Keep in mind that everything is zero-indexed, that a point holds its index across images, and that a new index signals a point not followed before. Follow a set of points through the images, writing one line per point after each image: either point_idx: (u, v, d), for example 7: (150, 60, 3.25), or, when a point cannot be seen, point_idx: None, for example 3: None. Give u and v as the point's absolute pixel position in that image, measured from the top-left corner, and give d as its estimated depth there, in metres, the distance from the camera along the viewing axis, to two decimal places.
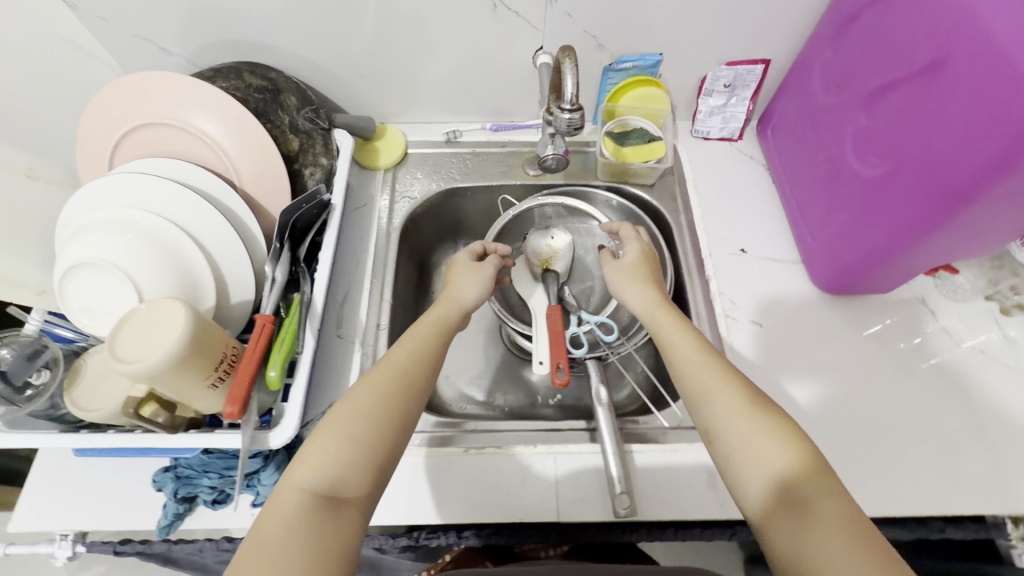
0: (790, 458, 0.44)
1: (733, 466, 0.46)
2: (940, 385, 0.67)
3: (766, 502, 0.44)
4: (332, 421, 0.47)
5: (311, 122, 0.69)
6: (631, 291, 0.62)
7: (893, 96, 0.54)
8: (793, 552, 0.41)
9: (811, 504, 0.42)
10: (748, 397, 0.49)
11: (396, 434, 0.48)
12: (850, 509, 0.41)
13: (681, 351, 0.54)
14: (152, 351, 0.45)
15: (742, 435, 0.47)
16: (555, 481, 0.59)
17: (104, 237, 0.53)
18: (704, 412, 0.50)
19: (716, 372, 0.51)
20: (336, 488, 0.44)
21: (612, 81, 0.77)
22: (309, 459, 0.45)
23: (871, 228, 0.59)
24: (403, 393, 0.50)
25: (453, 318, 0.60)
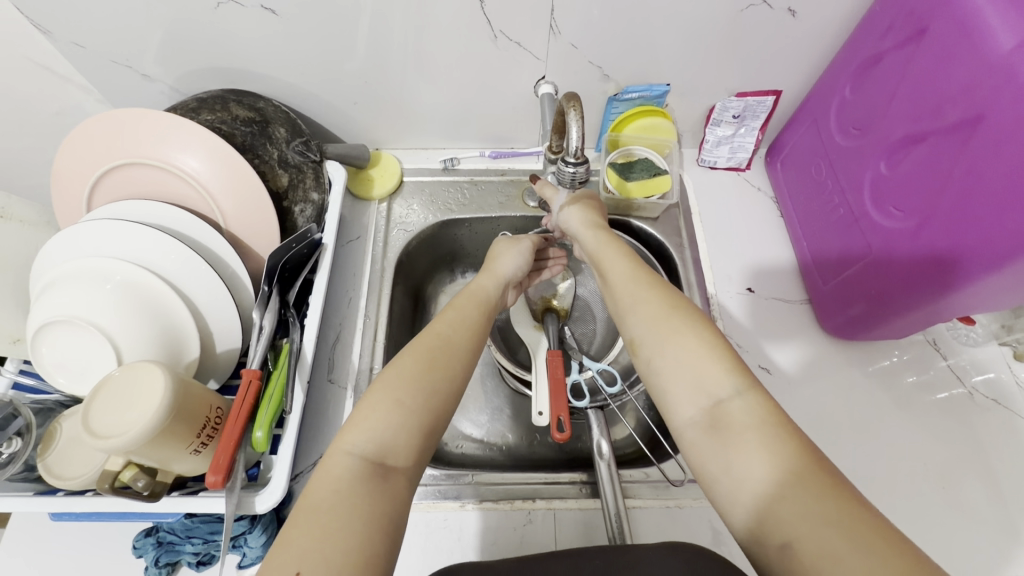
0: (707, 361, 0.43)
1: (652, 374, 0.45)
2: (952, 434, 0.64)
3: (688, 414, 0.42)
4: (380, 385, 0.45)
5: (301, 155, 0.65)
6: (576, 217, 0.61)
7: (921, 148, 0.52)
8: (712, 459, 0.40)
9: (725, 408, 0.40)
10: (667, 307, 0.47)
11: (444, 397, 0.47)
12: (764, 410, 0.39)
13: (617, 274, 0.53)
14: (132, 425, 0.42)
15: (659, 338, 0.45)
16: (554, 537, 0.57)
17: (82, 290, 0.50)
18: (629, 326, 0.49)
19: (638, 287, 0.50)
20: (384, 454, 0.42)
21: (617, 111, 0.74)
22: (359, 424, 0.43)
23: (892, 280, 0.57)
24: (447, 361, 0.49)
25: (492, 288, 0.59)
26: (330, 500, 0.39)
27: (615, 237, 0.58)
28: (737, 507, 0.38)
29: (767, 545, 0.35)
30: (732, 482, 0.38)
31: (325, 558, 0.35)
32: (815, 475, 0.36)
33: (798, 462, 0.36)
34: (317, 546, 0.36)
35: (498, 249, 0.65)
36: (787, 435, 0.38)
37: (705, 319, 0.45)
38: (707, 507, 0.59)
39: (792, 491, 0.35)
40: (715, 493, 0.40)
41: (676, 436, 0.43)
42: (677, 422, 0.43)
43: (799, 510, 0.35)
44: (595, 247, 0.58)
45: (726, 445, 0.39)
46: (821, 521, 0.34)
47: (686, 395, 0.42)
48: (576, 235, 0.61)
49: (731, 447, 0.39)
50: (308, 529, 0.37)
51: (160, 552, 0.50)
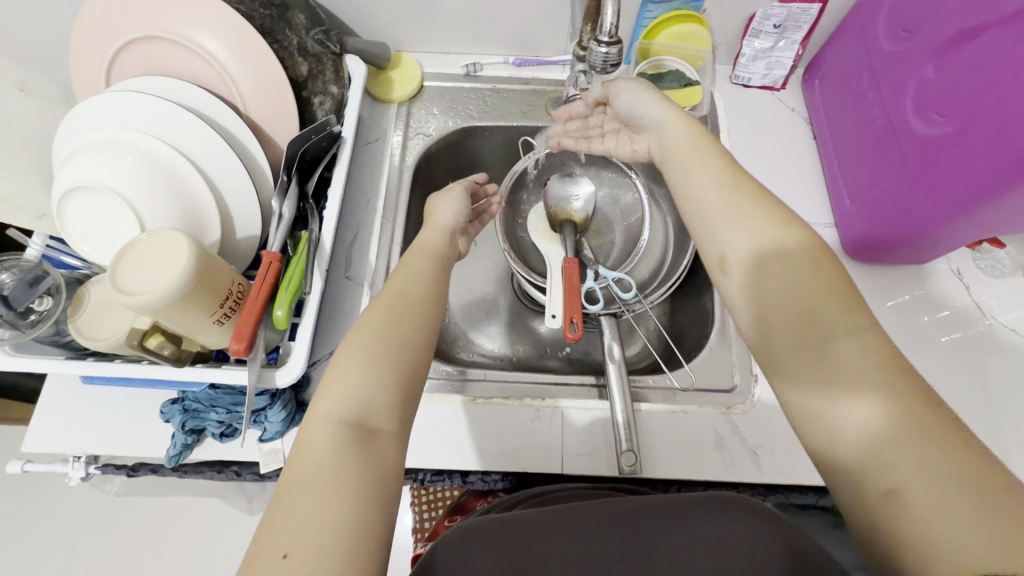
0: (818, 294, 0.40)
1: (748, 298, 0.43)
2: (964, 362, 0.64)
3: (786, 345, 0.40)
4: (346, 348, 0.44)
5: (320, 45, 0.63)
6: (651, 98, 0.54)
7: (974, 45, 0.49)
8: (812, 393, 0.38)
9: (839, 344, 0.38)
10: (772, 230, 0.43)
11: (416, 353, 0.46)
12: (885, 356, 0.37)
13: (704, 187, 0.47)
14: (159, 285, 0.43)
15: (760, 263, 0.43)
16: (562, 433, 0.59)
17: (104, 161, 0.50)
18: (715, 244, 0.46)
19: (735, 198, 0.46)
20: (363, 416, 0.41)
21: (652, 15, 0.70)
22: (333, 391, 0.42)
23: (923, 190, 0.55)
24: (412, 313, 0.48)
25: (439, 239, 0.57)
26: (311, 473, 0.38)
27: (705, 133, 0.51)
28: (830, 445, 0.36)
29: (867, 491, 0.34)
30: (826, 416, 0.37)
31: (311, 533, 0.35)
32: (936, 424, 0.34)
33: (917, 408, 0.34)
34: (305, 523, 0.35)
35: (432, 203, 0.62)
36: (902, 377, 0.36)
37: (825, 252, 0.42)
38: (713, 414, 0.60)
39: (907, 435, 0.33)
40: (807, 429, 0.38)
41: (769, 368, 0.42)
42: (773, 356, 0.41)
43: (910, 456, 0.33)
44: (666, 130, 0.52)
45: (829, 378, 0.38)
46: (937, 471, 0.32)
47: (789, 328, 0.40)
48: (656, 122, 0.53)
49: (834, 384, 0.37)
50: (294, 505, 0.36)
51: (186, 418, 0.53)
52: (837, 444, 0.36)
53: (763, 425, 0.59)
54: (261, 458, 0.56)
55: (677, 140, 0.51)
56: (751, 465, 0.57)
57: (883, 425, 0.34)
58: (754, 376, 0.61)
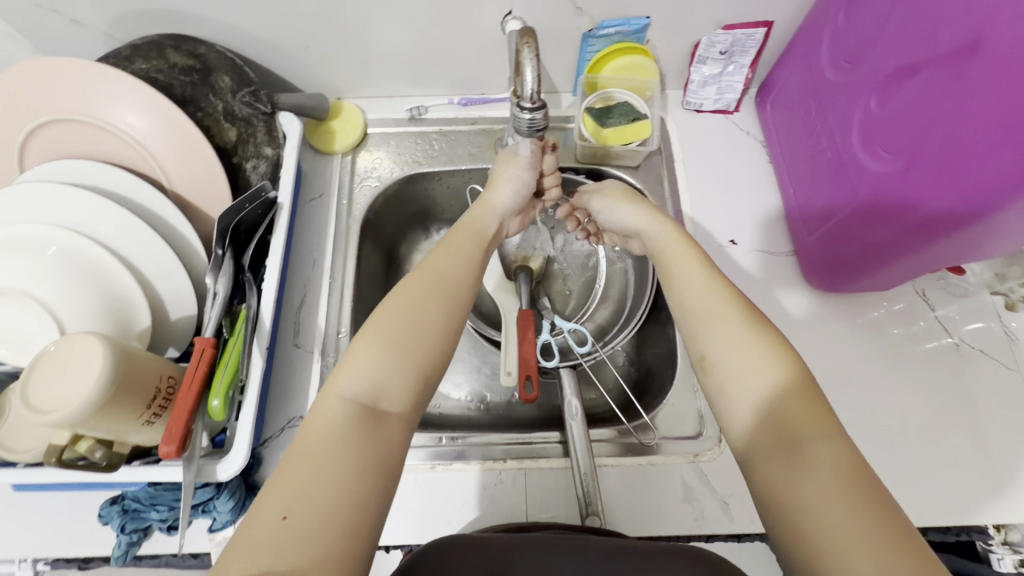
0: (798, 400, 0.39)
1: (726, 396, 0.41)
2: (936, 386, 0.63)
3: (764, 455, 0.38)
4: (366, 330, 0.42)
5: (249, 107, 0.60)
6: (628, 210, 0.56)
7: (912, 82, 0.48)
8: (789, 503, 0.36)
9: (810, 448, 0.37)
10: (752, 335, 0.42)
11: (440, 341, 0.43)
12: (856, 468, 0.36)
13: (685, 269, 0.48)
14: (75, 397, 0.41)
15: (736, 362, 0.42)
16: (526, 494, 0.57)
17: (18, 259, 0.47)
18: (696, 338, 0.45)
19: (718, 295, 0.45)
20: (378, 396, 0.40)
21: (593, 49, 0.68)
22: (351, 366, 0.41)
23: (876, 227, 0.54)
24: (440, 303, 0.45)
25: (488, 224, 0.54)
26: (317, 443, 0.37)
27: (682, 231, 0.53)
28: (796, 548, 0.35)
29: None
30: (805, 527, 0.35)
31: (314, 502, 0.34)
32: (897, 536, 0.33)
33: (883, 521, 0.34)
34: (307, 489, 0.35)
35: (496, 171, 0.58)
36: (874, 500, 0.35)
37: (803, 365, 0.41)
38: (681, 464, 0.58)
39: (874, 548, 0.33)
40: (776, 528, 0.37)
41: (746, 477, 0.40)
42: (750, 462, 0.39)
43: (879, 568, 0.32)
44: (653, 234, 0.54)
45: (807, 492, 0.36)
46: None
47: (767, 430, 0.39)
48: (635, 229, 0.56)
49: (807, 487, 0.36)
50: (299, 470, 0.36)
51: (127, 519, 0.51)
52: (806, 545, 0.35)
53: (733, 469, 0.58)
54: (214, 548, 0.53)
55: (661, 243, 0.52)
56: (722, 515, 0.56)
57: (852, 531, 0.34)
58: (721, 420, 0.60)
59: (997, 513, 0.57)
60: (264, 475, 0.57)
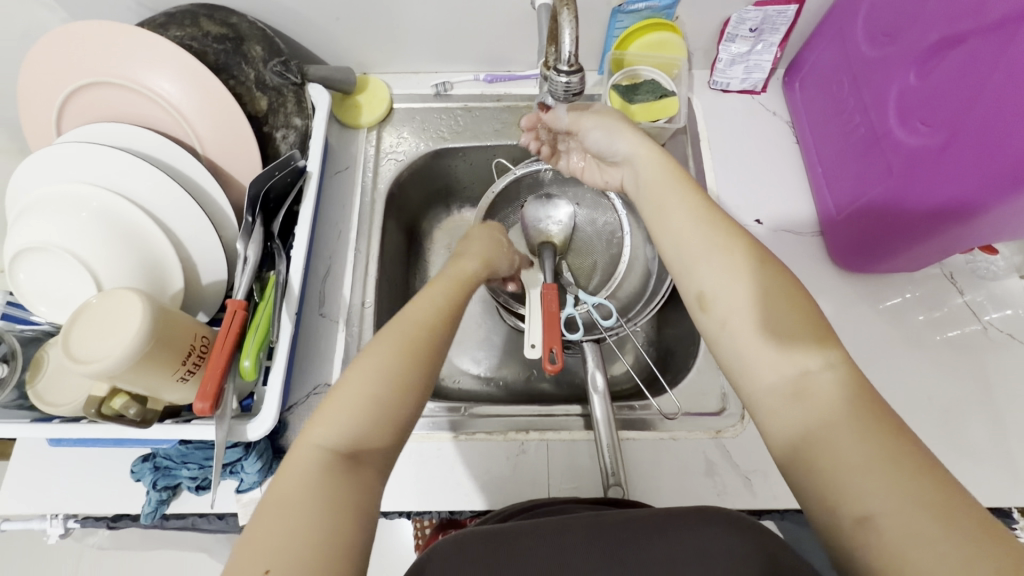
0: (795, 330, 0.39)
1: (727, 335, 0.41)
2: (961, 369, 0.62)
3: (771, 394, 0.38)
4: (352, 372, 0.40)
5: (280, 77, 0.61)
6: (626, 135, 0.51)
7: (956, 53, 0.47)
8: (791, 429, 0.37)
9: (811, 378, 0.37)
10: (749, 270, 0.42)
11: (422, 389, 0.41)
12: (858, 391, 0.36)
13: (677, 212, 0.46)
14: (114, 350, 0.42)
15: (736, 300, 0.41)
16: (548, 465, 0.58)
17: (56, 217, 0.48)
18: (694, 277, 0.44)
19: (711, 229, 0.44)
20: (358, 445, 0.38)
21: (622, 25, 0.67)
22: (328, 416, 0.38)
23: (907, 201, 0.53)
24: (432, 349, 0.43)
25: (472, 268, 0.54)
26: (297, 497, 0.34)
27: (677, 164, 0.49)
28: (804, 475, 0.35)
29: (841, 519, 0.33)
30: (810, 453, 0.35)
31: (294, 558, 0.32)
32: (902, 451, 0.33)
33: (889, 440, 0.33)
34: (288, 544, 0.32)
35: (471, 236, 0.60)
36: (881, 418, 0.35)
37: (805, 299, 0.41)
38: (703, 439, 0.58)
39: (877, 465, 0.32)
40: (785, 458, 0.37)
41: (754, 412, 0.40)
42: (755, 393, 0.39)
43: (885, 484, 0.32)
44: (642, 164, 0.50)
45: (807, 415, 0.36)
46: (910, 502, 0.31)
47: (768, 364, 0.39)
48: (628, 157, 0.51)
49: (810, 415, 0.36)
50: (278, 524, 0.33)
51: (158, 476, 0.52)
52: (813, 471, 0.35)
53: (755, 445, 0.58)
54: (240, 509, 0.54)
55: (651, 177, 0.49)
56: (743, 490, 0.56)
57: (856, 452, 0.33)
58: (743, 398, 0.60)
59: (1022, 496, 0.57)
60: (291, 440, 0.57)
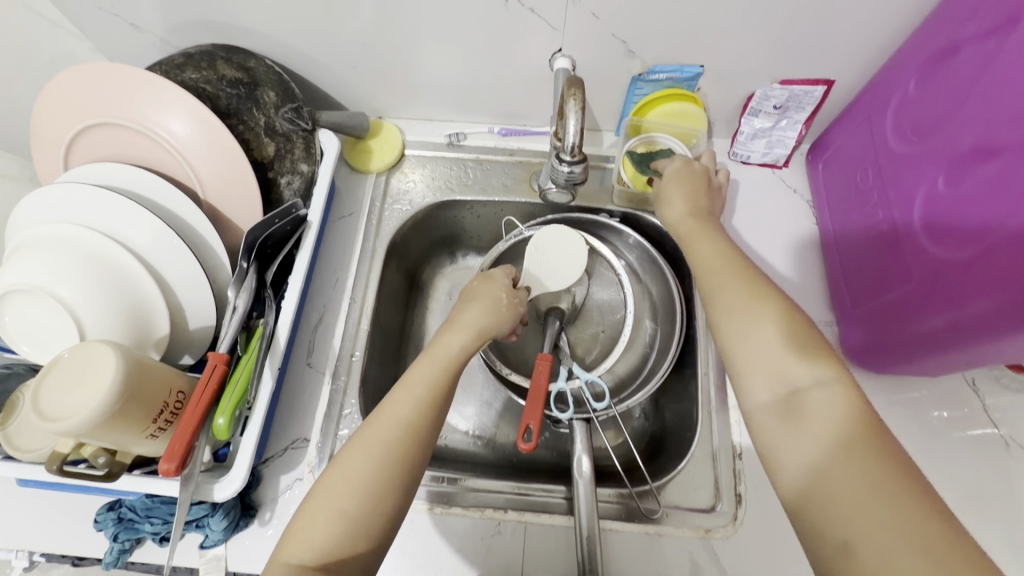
0: (795, 355, 0.41)
1: (737, 351, 0.44)
2: (982, 486, 0.57)
3: (766, 413, 0.41)
4: (322, 486, 0.44)
5: (290, 123, 0.60)
6: (683, 187, 0.59)
7: (990, 165, 0.44)
8: (783, 451, 0.39)
9: (802, 397, 0.40)
10: (756, 299, 0.46)
11: (395, 482, 0.45)
12: (849, 410, 0.38)
13: (704, 253, 0.52)
14: (84, 404, 0.41)
15: (744, 322, 0.45)
16: (525, 549, 0.55)
17: (47, 257, 0.48)
18: (711, 304, 0.48)
19: (732, 271, 0.49)
20: (329, 557, 0.42)
21: (641, 92, 0.66)
22: (298, 533, 0.43)
23: (928, 311, 0.50)
24: (403, 449, 0.46)
25: (462, 345, 0.53)
26: None
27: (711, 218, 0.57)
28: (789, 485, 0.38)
29: (824, 537, 0.35)
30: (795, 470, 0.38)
31: None
32: (889, 479, 0.35)
33: (875, 462, 0.35)
34: None
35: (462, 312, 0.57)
36: (871, 440, 0.37)
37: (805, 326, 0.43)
38: (692, 539, 0.55)
39: (859, 486, 0.35)
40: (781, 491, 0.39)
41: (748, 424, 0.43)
42: (749, 404, 0.43)
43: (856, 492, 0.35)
44: (682, 222, 0.57)
45: (802, 431, 0.39)
46: (891, 523, 0.33)
47: (764, 380, 0.42)
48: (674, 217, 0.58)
49: (794, 426, 0.39)
50: None
51: (120, 528, 0.50)
52: (807, 495, 0.37)
53: (746, 551, 0.54)
54: (202, 565, 0.53)
55: (688, 226, 0.56)
56: None
57: (846, 477, 0.35)
58: (737, 496, 0.56)
59: None
60: (261, 496, 0.56)
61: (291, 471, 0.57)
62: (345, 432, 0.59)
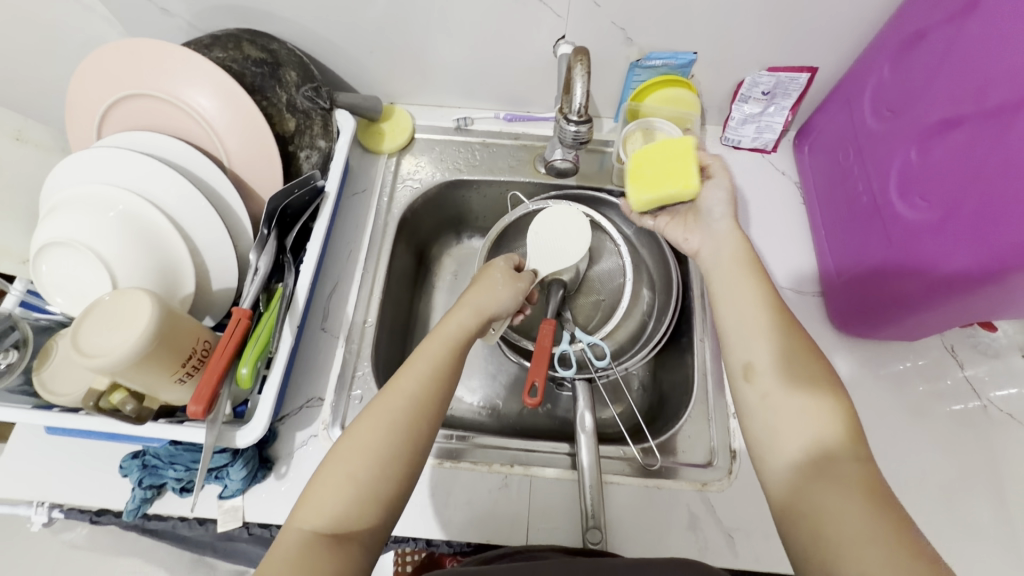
0: (830, 421, 0.42)
1: (767, 412, 0.44)
2: (960, 444, 0.61)
3: (791, 472, 0.41)
4: (335, 454, 0.44)
5: (310, 101, 0.65)
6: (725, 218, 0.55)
7: (956, 135, 0.49)
8: (807, 501, 0.39)
9: (833, 459, 0.40)
10: (788, 352, 0.46)
11: (406, 455, 0.45)
12: (880, 486, 0.38)
13: (738, 289, 0.51)
14: (119, 343, 0.44)
15: (783, 380, 0.44)
16: (529, 502, 0.58)
17: (84, 215, 0.51)
18: (737, 360, 0.48)
19: (772, 313, 0.48)
20: (340, 524, 0.41)
21: (639, 78, 0.70)
22: (311, 498, 0.42)
23: (905, 274, 0.54)
24: (414, 422, 0.46)
25: (469, 325, 0.54)
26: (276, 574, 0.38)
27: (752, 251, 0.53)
28: (816, 544, 0.38)
29: None
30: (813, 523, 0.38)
31: None
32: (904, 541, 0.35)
33: (892, 526, 0.36)
34: None
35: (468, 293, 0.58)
36: (887, 507, 0.37)
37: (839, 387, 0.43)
38: (689, 491, 0.57)
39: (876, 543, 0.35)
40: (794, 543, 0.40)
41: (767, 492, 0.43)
42: (777, 459, 0.43)
43: (888, 557, 0.35)
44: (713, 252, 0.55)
45: (828, 487, 0.39)
46: None
47: (797, 436, 0.42)
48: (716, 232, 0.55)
49: (824, 487, 0.39)
50: None
51: (144, 474, 0.53)
52: (816, 541, 0.38)
53: (740, 502, 0.57)
54: (220, 515, 0.55)
55: (728, 254, 0.53)
56: (725, 548, 0.55)
57: (860, 532, 0.36)
58: (732, 452, 0.59)
59: None
60: (278, 450, 0.58)
61: (307, 428, 0.60)
62: (358, 391, 0.62)
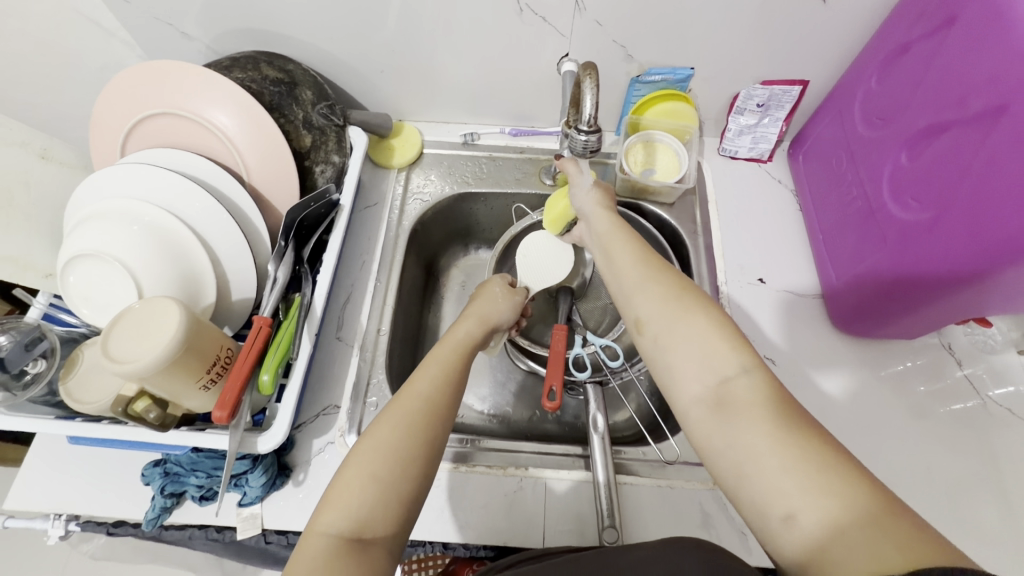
0: (712, 343, 0.44)
1: (659, 354, 0.46)
2: (962, 439, 0.62)
3: (699, 412, 0.43)
4: (355, 458, 0.43)
5: (325, 118, 0.67)
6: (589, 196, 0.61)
7: (942, 139, 0.51)
8: (726, 439, 0.40)
9: (731, 385, 0.42)
10: (667, 293, 0.48)
11: (422, 451, 0.44)
12: (766, 388, 0.41)
13: (621, 251, 0.54)
14: (148, 350, 0.45)
15: (670, 320, 0.46)
16: (544, 505, 0.58)
17: (110, 228, 0.53)
18: (632, 309, 0.50)
19: (647, 270, 0.51)
20: (363, 528, 0.40)
21: (639, 93, 0.74)
22: (334, 502, 0.41)
23: (899, 267, 0.56)
24: (429, 419, 0.46)
25: (475, 334, 0.57)
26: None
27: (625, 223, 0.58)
28: (729, 464, 0.40)
29: (772, 518, 0.37)
30: (737, 458, 0.39)
31: None
32: (815, 450, 0.37)
33: (801, 436, 0.38)
34: None
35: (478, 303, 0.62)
36: (792, 418, 0.39)
37: (715, 310, 0.46)
38: (701, 490, 0.59)
39: (787, 460, 0.37)
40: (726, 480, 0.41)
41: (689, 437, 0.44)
42: (682, 400, 0.44)
43: (786, 458, 0.37)
44: (598, 222, 0.59)
45: (734, 420, 0.40)
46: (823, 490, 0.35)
47: (696, 374, 0.44)
48: (586, 212, 0.61)
49: (731, 419, 0.41)
50: None
51: (167, 481, 0.54)
52: (743, 475, 0.39)
53: None
54: (239, 523, 0.55)
55: (601, 226, 0.58)
56: (738, 545, 0.56)
57: (770, 453, 0.38)
58: None
59: None
60: (295, 458, 0.59)
61: (323, 435, 0.61)
62: (374, 399, 0.63)
